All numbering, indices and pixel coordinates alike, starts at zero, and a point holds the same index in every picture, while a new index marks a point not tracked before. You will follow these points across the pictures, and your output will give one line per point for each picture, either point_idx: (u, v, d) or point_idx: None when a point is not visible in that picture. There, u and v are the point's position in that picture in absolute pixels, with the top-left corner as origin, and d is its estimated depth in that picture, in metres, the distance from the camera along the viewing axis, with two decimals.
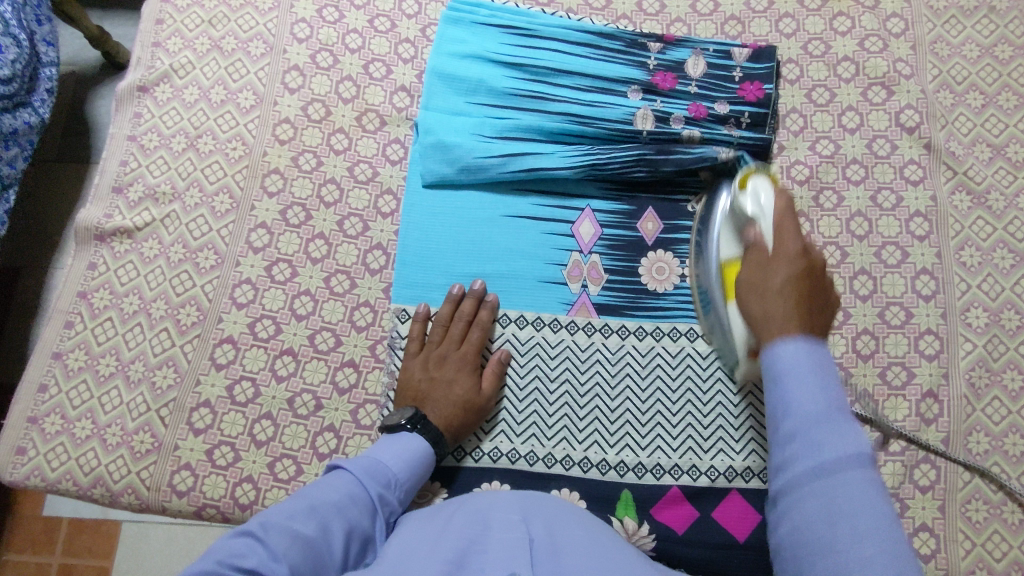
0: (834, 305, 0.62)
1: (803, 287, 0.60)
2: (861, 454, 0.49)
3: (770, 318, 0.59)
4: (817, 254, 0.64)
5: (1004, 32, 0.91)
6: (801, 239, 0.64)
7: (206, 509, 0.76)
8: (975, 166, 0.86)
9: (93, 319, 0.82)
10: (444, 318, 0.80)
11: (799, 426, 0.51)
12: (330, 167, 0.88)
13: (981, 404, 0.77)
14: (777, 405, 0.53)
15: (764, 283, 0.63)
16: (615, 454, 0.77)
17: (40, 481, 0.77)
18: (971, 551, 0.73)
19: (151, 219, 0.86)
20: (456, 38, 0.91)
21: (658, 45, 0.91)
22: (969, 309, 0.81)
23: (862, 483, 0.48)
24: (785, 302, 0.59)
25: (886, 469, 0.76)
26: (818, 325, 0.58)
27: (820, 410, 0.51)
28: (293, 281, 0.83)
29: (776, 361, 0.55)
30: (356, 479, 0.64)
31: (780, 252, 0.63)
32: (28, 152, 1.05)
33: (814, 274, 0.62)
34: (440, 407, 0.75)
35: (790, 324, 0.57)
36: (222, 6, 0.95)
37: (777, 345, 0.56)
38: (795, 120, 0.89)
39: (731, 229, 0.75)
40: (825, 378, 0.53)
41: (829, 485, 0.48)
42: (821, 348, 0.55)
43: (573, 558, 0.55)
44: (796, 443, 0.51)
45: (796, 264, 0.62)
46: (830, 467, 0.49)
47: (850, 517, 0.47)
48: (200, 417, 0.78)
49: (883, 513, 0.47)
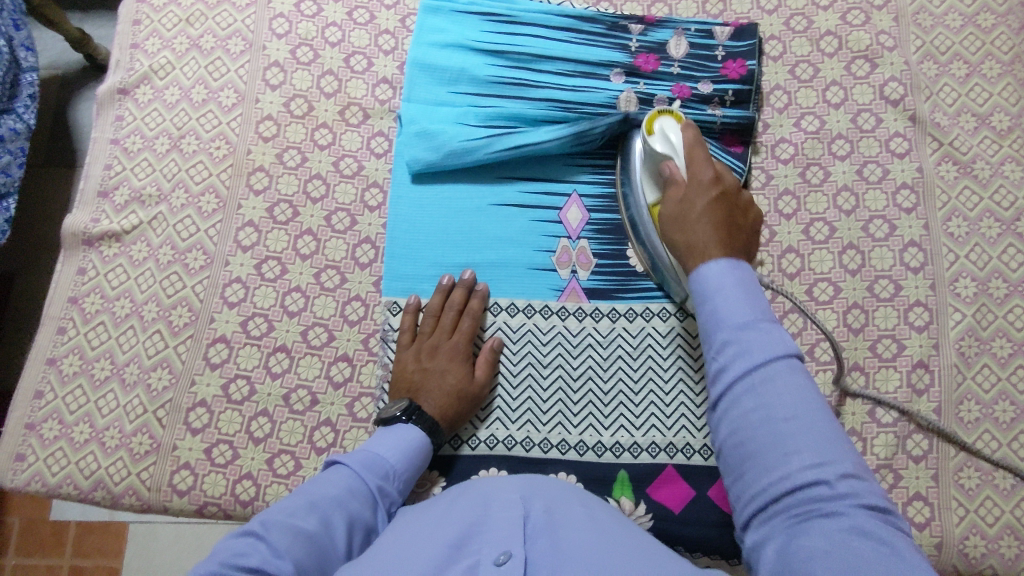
0: (753, 222, 0.64)
1: (720, 216, 0.62)
2: (788, 350, 0.50)
3: (696, 247, 0.61)
4: (730, 178, 0.66)
5: (986, 1, 0.91)
6: (712, 165, 0.66)
7: (208, 507, 0.76)
8: (960, 137, 0.86)
9: (85, 323, 0.82)
10: (435, 308, 0.80)
11: (732, 336, 0.51)
12: (315, 162, 0.88)
13: (972, 372, 0.78)
14: (708, 317, 0.54)
15: (684, 212, 0.64)
16: (610, 435, 0.77)
17: (41, 486, 0.77)
18: (965, 518, 0.73)
19: (138, 221, 0.86)
20: (436, 27, 0.90)
21: (639, 26, 0.90)
22: (958, 279, 0.81)
23: (791, 375, 0.49)
24: (707, 227, 0.61)
25: (879, 441, 0.76)
26: (739, 247, 0.60)
27: (747, 320, 0.52)
28: (283, 278, 0.83)
29: (701, 280, 0.56)
30: (354, 472, 0.65)
31: (694, 179, 0.66)
32: (21, 159, 1.05)
33: (735, 206, 0.64)
34: (434, 398, 0.75)
35: (711, 250, 0.59)
36: (199, 4, 0.94)
37: (702, 266, 0.56)
38: (779, 97, 0.89)
39: (649, 175, 0.77)
40: (750, 292, 0.54)
41: (755, 380, 0.49)
42: (743, 265, 0.56)
43: (570, 533, 0.56)
44: (728, 349, 0.51)
45: (709, 190, 0.64)
46: (763, 365, 0.49)
47: (791, 407, 0.48)
48: (197, 417, 0.79)
49: (810, 391, 0.49)
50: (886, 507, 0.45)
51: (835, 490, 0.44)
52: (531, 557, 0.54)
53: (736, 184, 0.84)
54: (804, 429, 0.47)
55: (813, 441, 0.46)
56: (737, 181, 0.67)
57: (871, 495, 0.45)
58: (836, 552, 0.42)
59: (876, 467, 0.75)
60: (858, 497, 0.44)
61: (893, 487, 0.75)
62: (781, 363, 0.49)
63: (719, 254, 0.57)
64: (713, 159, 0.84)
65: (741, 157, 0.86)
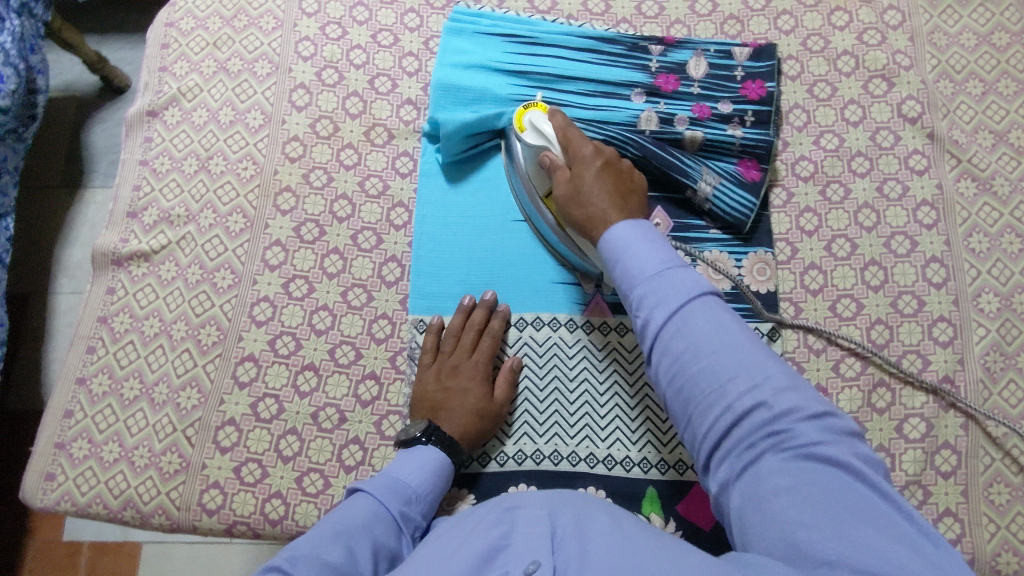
0: (639, 180, 0.76)
1: (613, 179, 0.73)
2: (704, 293, 0.60)
3: (595, 215, 0.71)
4: (610, 149, 0.76)
5: (1000, 20, 0.93)
6: (592, 142, 0.75)
7: (237, 526, 0.76)
8: (978, 153, 0.87)
9: (114, 342, 0.83)
10: (455, 328, 0.81)
11: (651, 284, 0.62)
12: (341, 183, 0.89)
13: (998, 388, 0.78)
14: (634, 298, 0.63)
15: (577, 193, 0.72)
16: (637, 450, 0.77)
17: (70, 506, 0.77)
18: (996, 534, 0.73)
19: (167, 241, 0.87)
20: (459, 48, 0.92)
21: (659, 48, 0.92)
22: (981, 295, 0.81)
23: (707, 310, 0.59)
24: (603, 197, 0.71)
25: (907, 457, 0.76)
26: (632, 204, 0.72)
27: (657, 268, 0.62)
28: (311, 297, 0.84)
29: (612, 246, 0.66)
30: (376, 500, 0.66)
31: (579, 156, 0.74)
32: (15, 179, 1.07)
33: (620, 171, 0.74)
34: (455, 418, 0.75)
35: (613, 217, 0.69)
36: (227, 28, 0.96)
37: (610, 231, 0.67)
38: (798, 116, 0.90)
39: (531, 165, 0.81)
40: (655, 246, 0.64)
41: (683, 323, 0.59)
42: (643, 223, 0.67)
43: (599, 541, 0.54)
44: (648, 301, 0.61)
45: (595, 162, 0.73)
46: (682, 309, 0.59)
47: (713, 345, 0.57)
48: (226, 435, 0.79)
49: (735, 329, 0.58)
50: (820, 412, 0.54)
51: (774, 409, 0.54)
52: (560, 567, 0.53)
53: (740, 219, 0.84)
54: (739, 355, 0.57)
55: (752, 363, 0.56)
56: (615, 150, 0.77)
57: (827, 446, 0.52)
58: (795, 485, 0.51)
59: (906, 483, 0.75)
60: (795, 410, 0.54)
61: (923, 503, 0.75)
62: (702, 307, 0.59)
63: (624, 218, 0.67)
64: (723, 194, 0.84)
65: (757, 182, 0.86)
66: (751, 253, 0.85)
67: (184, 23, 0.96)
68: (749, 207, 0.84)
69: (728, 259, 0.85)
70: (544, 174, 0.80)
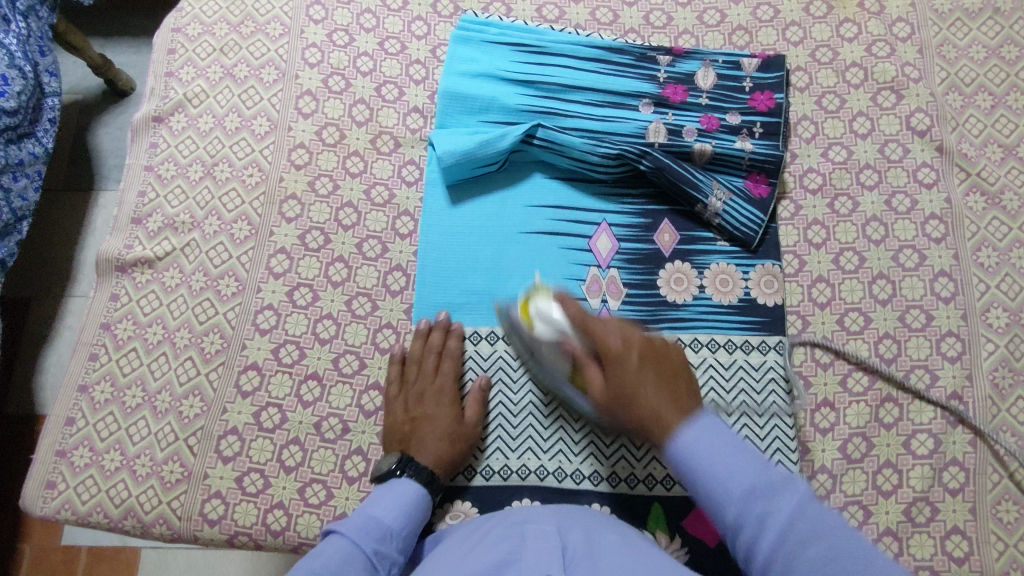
0: (679, 354, 0.62)
1: (653, 364, 0.60)
2: (800, 499, 0.51)
3: (647, 415, 0.57)
4: (636, 332, 0.61)
5: (1010, 33, 0.92)
6: (618, 330, 0.60)
7: (238, 537, 0.76)
8: (987, 167, 0.86)
9: (117, 350, 0.83)
10: (416, 354, 0.80)
11: (744, 503, 0.51)
12: (346, 190, 0.89)
13: (1006, 404, 0.78)
14: (708, 500, 0.53)
15: (628, 403, 0.58)
16: (642, 467, 0.77)
17: (71, 514, 0.77)
18: (1004, 553, 0.72)
19: (171, 248, 0.86)
20: (466, 57, 0.92)
21: (667, 58, 0.92)
22: (990, 310, 0.81)
23: (813, 521, 0.50)
24: (657, 395, 0.57)
25: (915, 473, 0.75)
26: (683, 390, 0.59)
27: (748, 481, 0.51)
28: (315, 305, 0.84)
29: (681, 456, 0.54)
30: (350, 540, 0.62)
31: (613, 362, 0.59)
32: (38, 183, 1.06)
33: (658, 349, 0.61)
34: (427, 445, 0.74)
35: (675, 424, 0.56)
36: (233, 34, 0.96)
37: (676, 440, 0.55)
38: (806, 127, 0.90)
39: (550, 351, 0.70)
40: (735, 450, 0.53)
41: (791, 545, 0.49)
42: (706, 419, 0.55)
43: (609, 560, 0.54)
44: (745, 527, 0.51)
45: (631, 359, 0.59)
46: (786, 527, 0.50)
47: (832, 562, 0.48)
48: (229, 444, 0.79)
49: (840, 529, 0.50)
50: None
51: None
52: None
53: (748, 234, 0.84)
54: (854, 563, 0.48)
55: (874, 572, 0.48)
56: (641, 331, 0.62)
57: None
58: None
59: (913, 500, 0.75)
60: None
61: (931, 520, 0.74)
62: (799, 517, 0.50)
63: (686, 425, 0.55)
64: (732, 210, 0.84)
65: (765, 197, 0.85)
66: (759, 266, 0.84)
67: (191, 28, 0.96)
68: (757, 224, 0.84)
69: (735, 272, 0.84)
70: (569, 361, 0.69)
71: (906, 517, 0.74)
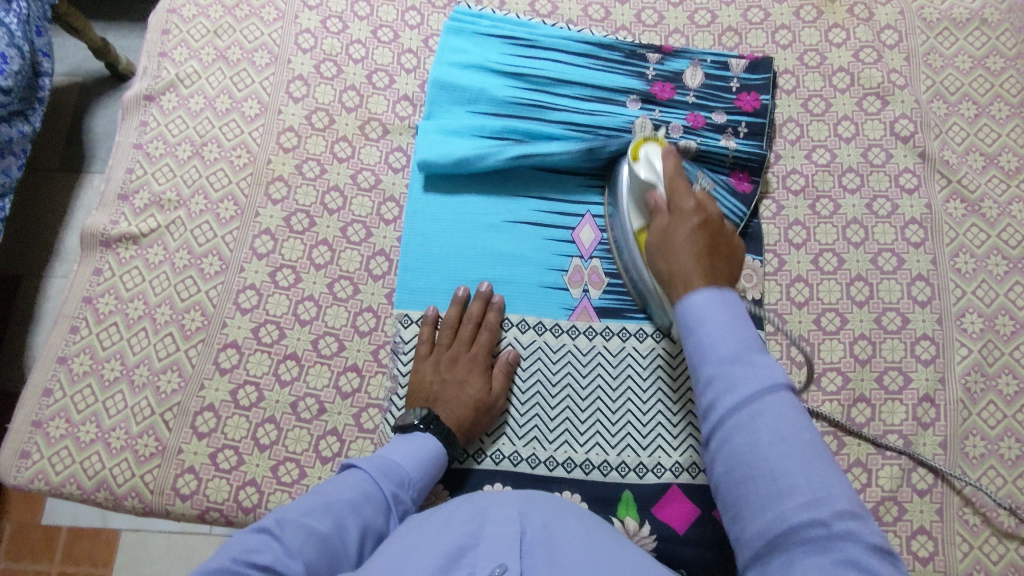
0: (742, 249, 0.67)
1: (710, 236, 0.66)
2: (775, 383, 0.52)
3: (679, 275, 0.63)
4: (712, 207, 0.68)
5: (995, 44, 0.93)
6: (693, 196, 0.69)
7: (209, 513, 0.76)
8: (968, 175, 0.87)
9: (98, 323, 0.83)
10: (452, 321, 0.81)
11: (718, 370, 0.54)
12: (333, 174, 0.89)
13: (977, 409, 0.78)
14: (695, 349, 0.56)
15: (668, 244, 0.67)
16: (616, 454, 0.77)
17: (44, 484, 0.77)
18: (969, 554, 0.73)
19: (156, 225, 0.87)
20: (457, 47, 0.92)
21: (657, 56, 0.93)
22: (964, 315, 0.82)
23: (782, 406, 0.51)
24: (692, 258, 0.63)
25: (884, 473, 0.76)
26: (722, 276, 0.62)
27: (732, 351, 0.54)
28: (297, 287, 0.84)
29: (686, 311, 0.58)
30: (370, 477, 0.63)
31: (677, 209, 0.68)
32: (22, 160, 1.06)
33: (725, 235, 0.67)
34: (451, 408, 0.75)
35: (694, 279, 0.61)
36: (228, 17, 0.96)
37: (689, 296, 0.58)
38: (792, 129, 0.91)
39: (634, 203, 0.78)
40: (736, 322, 0.56)
41: (749, 416, 0.51)
42: (729, 293, 0.58)
43: (568, 549, 0.54)
44: (715, 384, 0.54)
45: (692, 218, 0.67)
46: (753, 397, 0.52)
47: (779, 438, 0.50)
48: (204, 421, 0.79)
49: (800, 423, 0.51)
50: (886, 547, 0.46)
51: (832, 528, 0.46)
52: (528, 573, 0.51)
53: None
54: (800, 465, 0.49)
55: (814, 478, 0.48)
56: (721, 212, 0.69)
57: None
58: None
59: (880, 499, 0.75)
60: (856, 538, 0.46)
61: (898, 520, 0.74)
62: (768, 395, 0.51)
63: (704, 285, 0.60)
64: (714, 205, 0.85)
65: (748, 194, 0.86)
66: None
67: (186, 10, 0.97)
68: (737, 220, 0.85)
69: None
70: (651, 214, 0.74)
71: (874, 515, 0.75)
